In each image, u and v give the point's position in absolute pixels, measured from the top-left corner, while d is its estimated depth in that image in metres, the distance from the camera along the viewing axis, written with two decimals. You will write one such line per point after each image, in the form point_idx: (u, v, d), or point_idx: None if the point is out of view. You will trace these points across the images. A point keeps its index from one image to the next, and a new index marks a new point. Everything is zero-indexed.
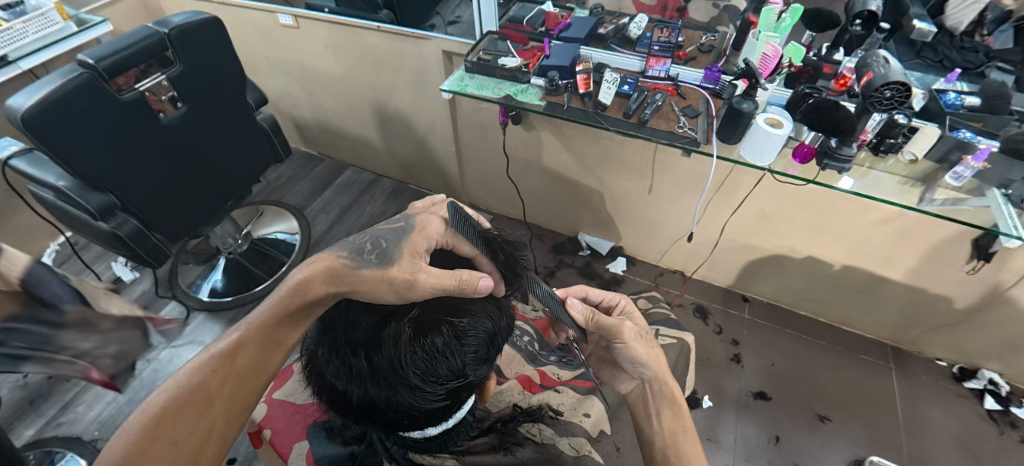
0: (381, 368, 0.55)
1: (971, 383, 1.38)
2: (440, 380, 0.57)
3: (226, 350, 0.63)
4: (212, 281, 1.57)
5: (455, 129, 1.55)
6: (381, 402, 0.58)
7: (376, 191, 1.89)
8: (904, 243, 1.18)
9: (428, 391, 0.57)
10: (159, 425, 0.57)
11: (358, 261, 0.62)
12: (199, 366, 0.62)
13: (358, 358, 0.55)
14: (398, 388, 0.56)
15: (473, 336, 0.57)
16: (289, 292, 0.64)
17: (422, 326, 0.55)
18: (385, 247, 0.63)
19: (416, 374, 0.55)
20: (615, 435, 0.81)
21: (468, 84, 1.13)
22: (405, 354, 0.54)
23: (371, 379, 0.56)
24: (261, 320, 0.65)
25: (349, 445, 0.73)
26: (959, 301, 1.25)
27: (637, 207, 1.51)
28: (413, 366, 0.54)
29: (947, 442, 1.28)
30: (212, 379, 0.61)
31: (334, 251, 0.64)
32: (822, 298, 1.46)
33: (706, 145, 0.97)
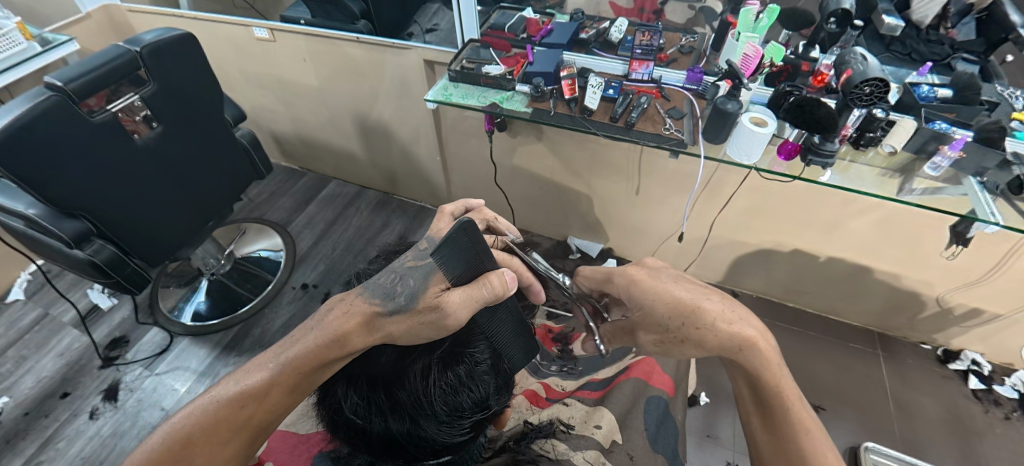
0: (404, 403, 0.55)
1: (955, 364, 1.42)
2: (465, 414, 0.57)
3: (253, 391, 0.57)
4: (196, 303, 1.52)
5: (439, 138, 1.54)
6: (404, 437, 0.57)
7: (362, 203, 1.85)
8: (885, 232, 1.21)
9: (452, 425, 0.57)
10: (186, 447, 0.57)
11: (387, 302, 0.55)
12: (226, 397, 0.58)
13: (380, 393, 0.55)
14: (421, 421, 0.56)
15: (494, 368, 0.59)
16: (323, 340, 0.56)
17: (445, 358, 0.56)
18: (410, 286, 0.55)
19: (442, 407, 0.55)
20: (627, 444, 0.76)
21: (453, 93, 1.13)
22: (431, 388, 0.55)
23: (392, 414, 0.56)
24: (293, 363, 0.57)
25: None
26: (940, 286, 1.29)
27: (625, 209, 1.52)
28: (438, 399, 0.55)
29: (937, 423, 1.31)
30: (239, 417, 0.57)
31: (363, 295, 0.56)
32: (809, 289, 1.49)
33: (692, 145, 0.98)
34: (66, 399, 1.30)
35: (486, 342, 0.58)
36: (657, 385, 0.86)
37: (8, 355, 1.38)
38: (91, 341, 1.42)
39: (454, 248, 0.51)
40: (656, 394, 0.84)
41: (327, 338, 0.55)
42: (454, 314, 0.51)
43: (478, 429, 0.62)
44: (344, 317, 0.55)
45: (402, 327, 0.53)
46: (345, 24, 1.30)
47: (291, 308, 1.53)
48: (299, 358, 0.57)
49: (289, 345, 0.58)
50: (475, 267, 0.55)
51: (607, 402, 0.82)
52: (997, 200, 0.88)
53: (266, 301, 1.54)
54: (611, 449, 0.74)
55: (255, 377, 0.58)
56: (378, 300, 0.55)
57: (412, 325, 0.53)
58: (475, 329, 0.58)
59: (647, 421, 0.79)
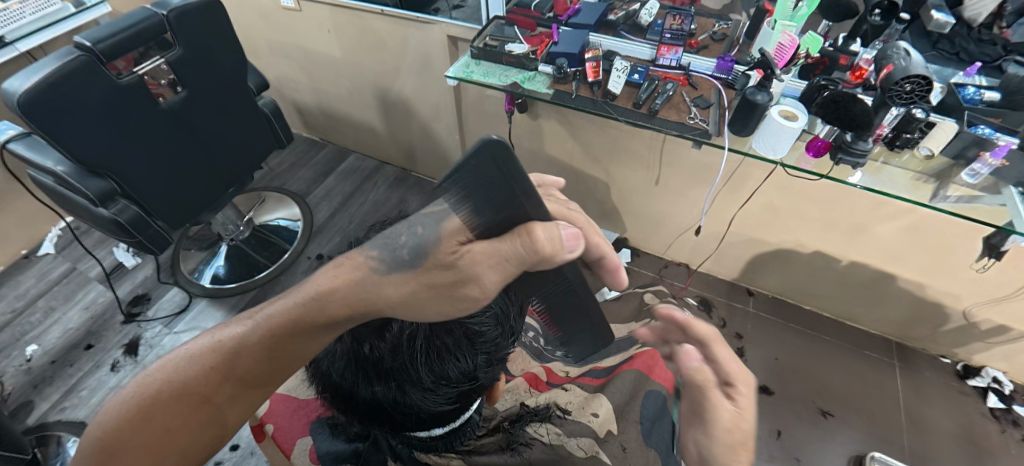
0: (390, 370, 0.55)
1: (975, 380, 1.37)
2: (448, 382, 0.57)
3: (225, 349, 0.54)
4: (214, 267, 1.56)
5: (459, 116, 1.53)
6: (390, 400, 0.58)
7: (379, 178, 1.86)
8: (913, 240, 1.17)
9: (438, 393, 0.58)
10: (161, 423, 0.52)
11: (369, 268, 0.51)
12: (199, 353, 0.54)
13: (365, 358, 0.56)
14: (406, 388, 0.57)
15: (483, 339, 0.58)
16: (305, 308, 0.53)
17: (433, 325, 0.55)
18: (420, 236, 0.50)
19: (426, 373, 0.56)
20: (621, 435, 0.76)
21: (474, 71, 1.10)
22: (416, 354, 0.55)
23: (379, 380, 0.56)
24: (269, 324, 0.54)
25: (351, 444, 0.71)
26: (967, 299, 1.23)
27: (643, 199, 1.50)
28: (423, 367, 0.55)
29: (949, 439, 1.28)
30: (211, 380, 0.54)
31: (361, 250, 0.54)
32: (827, 293, 1.45)
33: (717, 137, 0.94)
34: (90, 351, 1.36)
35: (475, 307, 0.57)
36: (657, 378, 0.84)
37: (38, 306, 1.45)
38: (115, 297, 1.47)
39: (482, 180, 0.46)
40: (655, 389, 0.83)
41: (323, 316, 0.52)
42: (479, 279, 0.49)
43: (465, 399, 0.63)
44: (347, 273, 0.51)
45: (402, 290, 0.50)
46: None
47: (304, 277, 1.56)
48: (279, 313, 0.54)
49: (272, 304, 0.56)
50: (514, 215, 0.49)
51: (607, 390, 0.83)
52: None
53: (282, 269, 1.57)
54: (606, 437, 0.75)
55: (234, 331, 0.55)
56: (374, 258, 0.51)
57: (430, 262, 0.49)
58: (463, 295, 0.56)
59: (643, 415, 0.79)
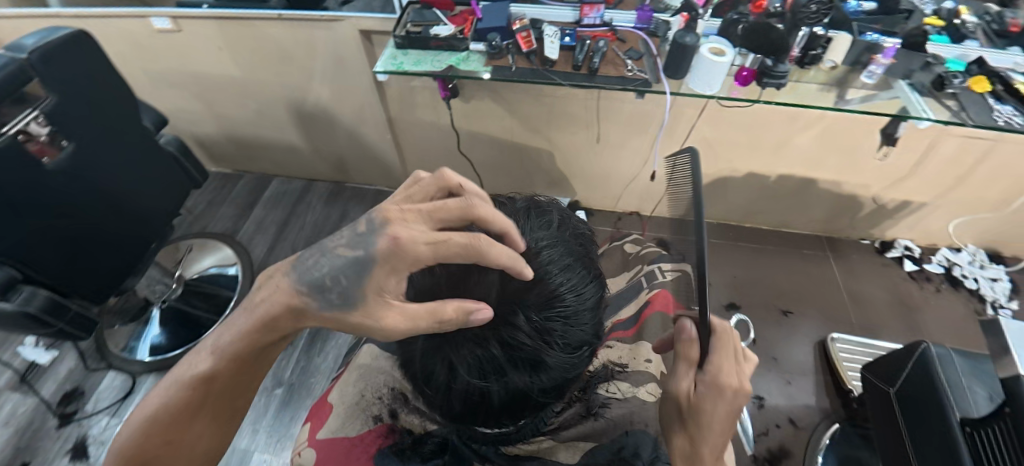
0: (521, 351, 0.52)
1: (892, 252, 1.61)
2: (550, 355, 0.53)
3: (201, 383, 0.57)
4: (149, 339, 1.37)
5: (388, 115, 1.45)
6: (498, 391, 0.54)
7: (312, 197, 1.73)
8: (827, 144, 1.32)
9: (568, 360, 0.55)
10: (165, 450, 0.57)
11: (321, 298, 0.52)
12: (181, 386, 0.57)
13: (491, 346, 0.51)
14: (539, 366, 0.54)
15: (570, 298, 0.54)
16: (292, 281, 0.52)
17: (517, 292, 0.52)
18: (344, 284, 0.51)
19: (526, 344, 0.51)
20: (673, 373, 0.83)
21: (404, 61, 1.04)
22: (513, 322, 0.51)
23: (512, 366, 0.52)
24: (232, 352, 0.56)
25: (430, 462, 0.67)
26: (874, 185, 1.43)
27: (588, 159, 1.54)
28: (554, 334, 0.53)
29: (883, 305, 1.50)
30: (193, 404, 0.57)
31: (289, 277, 0.53)
32: (764, 208, 1.61)
33: (656, 84, 1.00)
34: None
35: (556, 263, 0.54)
36: None
37: None
38: (38, 401, 1.25)
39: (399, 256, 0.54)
40: None
41: (354, 307, 0.51)
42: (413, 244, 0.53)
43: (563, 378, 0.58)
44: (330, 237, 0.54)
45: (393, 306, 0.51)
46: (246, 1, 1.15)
47: None
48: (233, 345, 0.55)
49: (225, 332, 0.57)
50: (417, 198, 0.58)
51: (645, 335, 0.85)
52: (927, 100, 0.96)
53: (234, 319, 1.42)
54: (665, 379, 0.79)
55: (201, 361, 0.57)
56: (351, 244, 0.51)
57: (435, 254, 0.50)
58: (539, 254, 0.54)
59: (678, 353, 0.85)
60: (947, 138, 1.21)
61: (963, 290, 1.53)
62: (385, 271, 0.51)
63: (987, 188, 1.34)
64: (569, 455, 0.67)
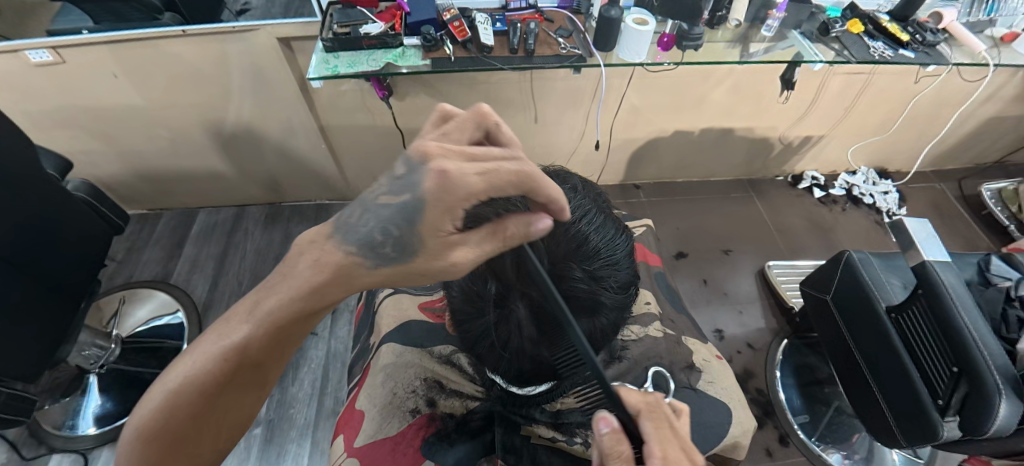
0: (582, 300, 0.55)
1: (802, 184, 1.83)
2: (606, 295, 0.56)
3: (234, 353, 0.51)
4: (91, 410, 1.22)
5: (321, 124, 1.39)
6: (568, 345, 0.56)
7: (247, 223, 1.61)
8: (737, 95, 1.47)
9: (619, 302, 0.59)
10: (196, 421, 0.52)
11: (375, 257, 0.48)
12: (210, 358, 0.50)
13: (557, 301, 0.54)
14: (599, 313, 0.57)
15: (607, 242, 0.59)
16: (343, 245, 0.49)
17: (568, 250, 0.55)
18: (396, 234, 0.47)
19: (582, 288, 0.54)
20: (666, 311, 0.91)
21: (337, 64, 1.01)
22: (568, 271, 0.54)
23: (577, 316, 0.56)
24: (275, 318, 0.50)
25: (480, 437, 0.71)
26: (780, 126, 1.61)
27: (530, 140, 1.59)
28: (606, 279, 0.57)
29: (803, 229, 1.71)
30: (227, 373, 0.51)
31: (334, 241, 0.49)
32: (691, 161, 1.76)
33: (590, 58, 1.05)
34: None
35: (587, 213, 0.59)
36: (654, 262, 1.00)
37: None
38: None
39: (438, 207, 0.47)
40: (657, 270, 1.00)
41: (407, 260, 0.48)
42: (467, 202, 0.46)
43: (616, 321, 0.61)
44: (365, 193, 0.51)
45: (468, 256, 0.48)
46: (141, 19, 1.04)
47: None
48: (274, 310, 0.50)
49: (264, 295, 0.51)
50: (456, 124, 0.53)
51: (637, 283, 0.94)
52: (816, 45, 1.10)
53: None
54: (665, 315, 0.88)
55: (233, 327, 0.51)
56: (393, 191, 0.47)
57: (488, 184, 0.45)
58: (570, 206, 0.58)
59: (664, 296, 0.95)
60: (833, 77, 1.40)
61: (862, 206, 1.78)
62: (441, 212, 0.46)
63: (869, 115, 1.57)
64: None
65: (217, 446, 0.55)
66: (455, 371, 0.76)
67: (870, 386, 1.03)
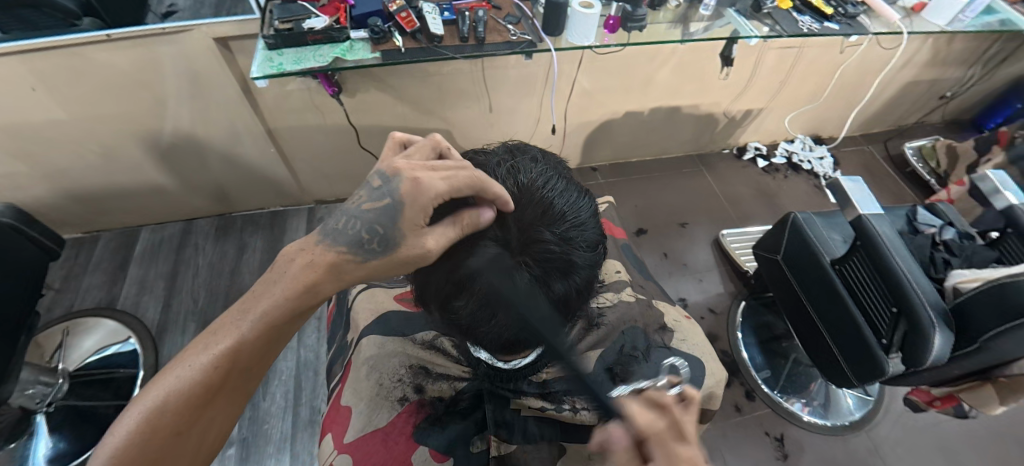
0: (552, 261, 0.56)
1: (746, 155, 1.94)
2: (578, 252, 0.59)
3: (226, 357, 0.53)
4: (41, 453, 1.12)
5: (269, 128, 1.33)
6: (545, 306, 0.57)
7: (197, 237, 1.52)
8: (682, 73, 1.53)
9: (589, 259, 0.61)
10: (180, 438, 0.51)
11: (362, 252, 0.55)
12: (202, 364, 0.52)
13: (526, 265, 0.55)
14: (570, 272, 0.58)
15: (569, 204, 0.61)
16: (335, 246, 0.56)
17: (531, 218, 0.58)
18: (381, 232, 0.55)
19: (555, 248, 0.57)
20: (634, 277, 0.94)
21: (283, 62, 0.97)
22: (539, 235, 0.56)
23: (549, 277, 0.57)
24: (268, 317, 0.55)
25: (471, 416, 0.71)
26: (723, 101, 1.70)
27: (486, 130, 1.59)
28: (573, 238, 0.59)
29: (750, 198, 1.81)
30: (217, 378, 0.53)
31: (324, 243, 0.56)
32: (644, 141, 1.82)
33: (541, 43, 1.07)
34: None
35: (548, 181, 0.61)
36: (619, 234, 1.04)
37: None
38: None
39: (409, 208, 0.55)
40: (622, 241, 1.03)
41: (389, 253, 0.55)
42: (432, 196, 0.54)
43: (591, 278, 0.63)
44: (347, 202, 0.58)
45: (437, 242, 0.54)
46: (56, 26, 0.96)
47: None
48: (266, 309, 0.54)
49: (256, 299, 0.55)
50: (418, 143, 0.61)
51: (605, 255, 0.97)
52: (751, 21, 1.17)
53: None
54: (635, 281, 0.91)
55: (224, 333, 0.54)
56: (374, 199, 0.55)
57: (451, 186, 0.54)
58: (527, 179, 0.61)
59: (631, 264, 0.99)
60: (767, 51, 1.49)
61: (801, 171, 1.91)
62: (416, 211, 0.54)
63: (801, 86, 1.68)
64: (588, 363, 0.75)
65: (197, 462, 0.53)
66: (440, 354, 0.75)
67: (821, 332, 1.12)
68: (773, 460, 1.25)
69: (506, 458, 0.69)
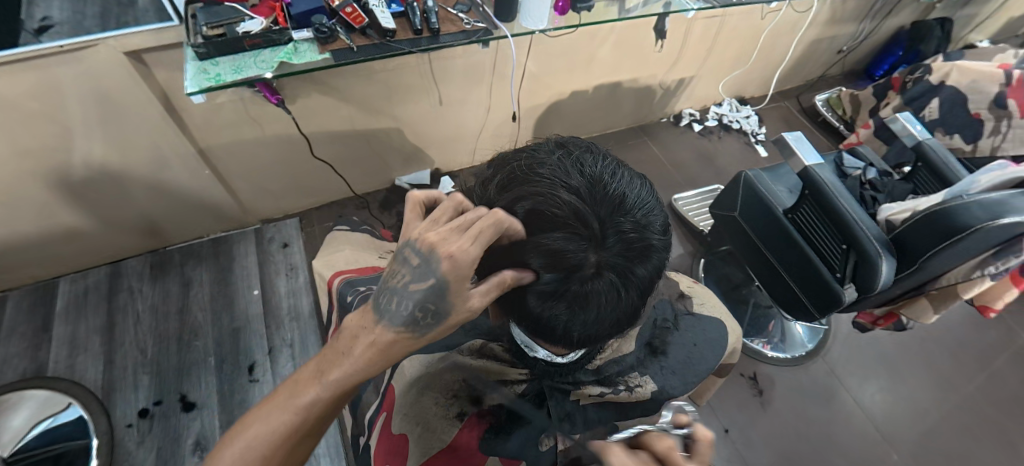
0: (634, 248, 0.54)
1: (682, 122, 2.05)
2: (656, 235, 0.56)
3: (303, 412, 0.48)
4: None
5: (201, 147, 1.19)
6: (629, 293, 0.55)
7: (129, 280, 1.34)
8: (622, 49, 1.58)
9: (663, 242, 0.58)
10: None
11: (419, 329, 0.49)
12: (282, 417, 0.48)
13: (607, 256, 0.53)
14: (651, 256, 0.56)
15: (637, 193, 0.57)
16: (390, 325, 0.49)
17: (607, 207, 0.53)
18: (433, 307, 0.49)
19: (634, 235, 0.53)
20: None
21: (220, 72, 0.87)
22: (617, 225, 0.53)
23: (633, 264, 0.54)
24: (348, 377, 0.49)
25: (537, 416, 0.69)
26: (658, 73, 1.77)
27: (438, 124, 1.55)
28: (650, 224, 0.56)
29: (693, 161, 1.93)
30: (294, 432, 0.48)
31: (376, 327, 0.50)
32: (590, 118, 1.86)
33: (496, 30, 1.05)
34: None
35: (613, 172, 0.57)
36: None
37: None
38: None
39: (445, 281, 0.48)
40: None
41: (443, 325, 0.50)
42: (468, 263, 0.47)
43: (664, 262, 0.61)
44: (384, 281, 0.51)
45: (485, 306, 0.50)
46: None
47: (148, 445, 1.12)
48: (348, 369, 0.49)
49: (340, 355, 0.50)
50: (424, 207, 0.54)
51: None
52: None
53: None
54: None
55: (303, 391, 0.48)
56: (417, 278, 0.48)
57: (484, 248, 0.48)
58: (595, 169, 0.56)
59: None
60: (695, 22, 1.58)
61: (732, 131, 2.06)
62: (458, 280, 0.48)
63: (725, 52, 1.80)
64: (629, 344, 0.75)
65: None
66: (494, 361, 0.71)
67: (784, 278, 1.23)
68: (751, 397, 1.37)
69: None
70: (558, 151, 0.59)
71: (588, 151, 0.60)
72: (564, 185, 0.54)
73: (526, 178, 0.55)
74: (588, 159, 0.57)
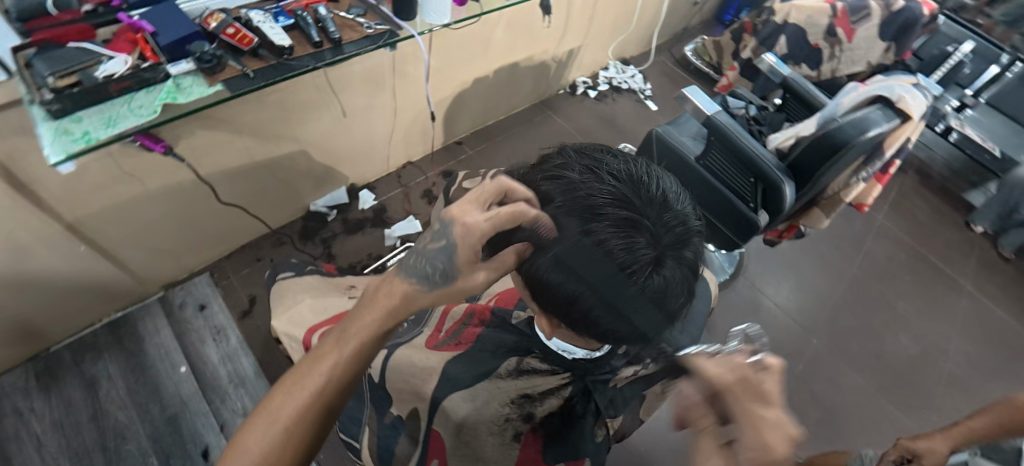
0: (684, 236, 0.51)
1: (578, 90, 2.14)
2: (696, 219, 0.54)
3: (347, 357, 0.53)
4: None
5: (69, 221, 0.98)
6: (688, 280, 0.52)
7: (8, 401, 1.08)
8: (514, 30, 1.59)
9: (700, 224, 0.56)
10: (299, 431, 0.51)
11: (428, 285, 0.54)
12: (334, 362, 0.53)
13: (667, 249, 0.49)
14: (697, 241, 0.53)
15: (666, 184, 0.54)
16: (407, 276, 0.55)
17: (650, 202, 0.50)
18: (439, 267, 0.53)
19: (681, 225, 0.50)
20: None
21: (86, 129, 0.71)
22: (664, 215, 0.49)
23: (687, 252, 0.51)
24: (380, 320, 0.55)
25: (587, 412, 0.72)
26: (550, 48, 1.82)
27: (346, 137, 1.44)
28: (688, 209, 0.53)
29: (597, 126, 2.04)
30: (335, 377, 0.53)
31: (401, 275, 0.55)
32: (495, 102, 1.86)
33: (401, 30, 1.00)
34: None
35: (638, 170, 0.54)
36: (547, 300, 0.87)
37: None
38: None
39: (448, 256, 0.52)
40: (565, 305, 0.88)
41: (445, 286, 0.55)
42: (467, 239, 0.51)
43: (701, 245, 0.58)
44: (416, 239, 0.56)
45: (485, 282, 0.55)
46: None
47: None
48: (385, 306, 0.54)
49: (377, 298, 0.55)
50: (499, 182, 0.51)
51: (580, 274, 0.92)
52: None
53: None
54: None
55: (349, 340, 0.54)
56: (434, 238, 0.53)
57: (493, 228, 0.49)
58: (621, 171, 0.53)
59: None
60: None
61: (623, 91, 2.19)
62: (467, 253, 0.52)
63: (604, 19, 1.90)
64: None
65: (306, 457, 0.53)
66: (533, 375, 0.72)
67: (710, 219, 1.36)
68: None
69: (618, 429, 0.75)
70: (576, 160, 0.55)
71: (606, 154, 0.57)
72: (601, 188, 0.49)
73: (559, 191, 0.51)
74: (610, 163, 0.54)
